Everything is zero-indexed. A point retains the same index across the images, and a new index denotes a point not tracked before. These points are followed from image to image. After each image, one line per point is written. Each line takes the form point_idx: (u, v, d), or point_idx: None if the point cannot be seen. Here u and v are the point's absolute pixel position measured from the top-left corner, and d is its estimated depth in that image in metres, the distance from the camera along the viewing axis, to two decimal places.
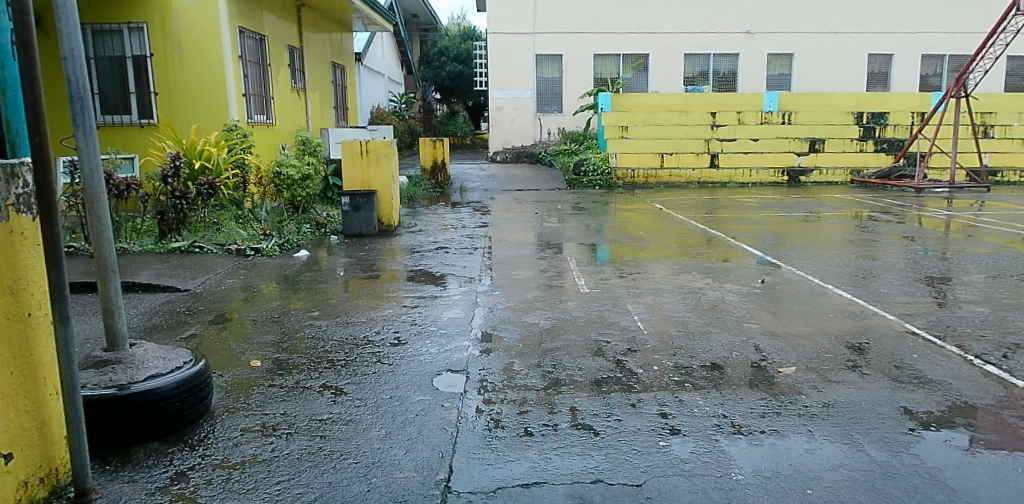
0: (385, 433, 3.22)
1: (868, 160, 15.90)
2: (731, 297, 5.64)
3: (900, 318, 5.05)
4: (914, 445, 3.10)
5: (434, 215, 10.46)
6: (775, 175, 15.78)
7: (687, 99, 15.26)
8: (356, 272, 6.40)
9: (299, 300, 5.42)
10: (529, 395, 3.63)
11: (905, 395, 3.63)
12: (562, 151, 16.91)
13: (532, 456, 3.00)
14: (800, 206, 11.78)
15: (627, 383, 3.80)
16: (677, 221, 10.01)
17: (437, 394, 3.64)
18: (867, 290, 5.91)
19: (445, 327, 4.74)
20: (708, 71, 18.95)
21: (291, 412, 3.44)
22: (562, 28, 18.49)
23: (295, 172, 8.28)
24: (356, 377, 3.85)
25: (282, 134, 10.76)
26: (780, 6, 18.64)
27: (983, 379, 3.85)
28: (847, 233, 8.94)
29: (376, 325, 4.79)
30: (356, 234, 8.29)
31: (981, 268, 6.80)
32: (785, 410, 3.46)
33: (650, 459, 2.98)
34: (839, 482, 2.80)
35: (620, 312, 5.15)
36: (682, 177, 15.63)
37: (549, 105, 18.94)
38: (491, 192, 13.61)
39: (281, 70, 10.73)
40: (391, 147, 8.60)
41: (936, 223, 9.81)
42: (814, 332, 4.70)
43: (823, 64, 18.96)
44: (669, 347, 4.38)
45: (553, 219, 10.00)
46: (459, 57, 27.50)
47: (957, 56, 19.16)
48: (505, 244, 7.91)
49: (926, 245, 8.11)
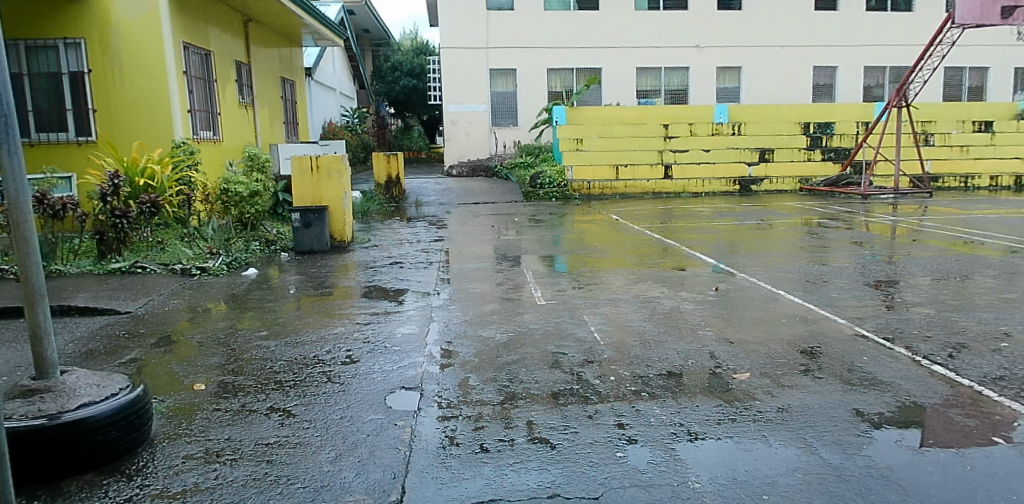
0: (335, 455, 3.11)
1: (816, 170, 16.24)
2: (686, 305, 5.68)
3: (850, 322, 5.15)
4: (866, 446, 3.13)
5: (389, 230, 10.30)
6: (727, 185, 16.03)
7: (640, 112, 15.83)
8: (307, 289, 6.25)
9: (248, 320, 5.26)
10: (485, 410, 3.56)
11: (856, 397, 3.68)
12: (518, 164, 16.98)
13: (486, 473, 2.93)
14: (752, 215, 11.99)
15: (584, 394, 3.77)
16: (633, 231, 10.10)
17: (390, 413, 3.54)
18: (818, 295, 6.02)
19: (399, 344, 4.64)
20: (660, 85, 19.27)
21: (235, 436, 3.30)
22: (515, 43, 18.59)
23: (243, 189, 8.05)
24: (304, 398, 3.73)
25: (230, 150, 10.51)
26: (730, 21, 19.11)
27: (930, 379, 3.93)
28: (798, 240, 9.12)
29: (327, 343, 4.66)
30: (307, 251, 8.12)
31: (926, 271, 6.99)
32: (740, 416, 3.47)
33: (607, 471, 2.94)
34: (794, 486, 2.80)
35: (577, 324, 5.13)
36: (637, 188, 15.70)
37: (504, 119, 19.00)
38: (447, 206, 13.55)
39: (228, 85, 10.52)
40: (342, 162, 8.44)
41: (883, 228, 10.08)
42: (767, 338, 4.74)
43: (770, 78, 19.46)
44: (626, 357, 4.36)
45: (510, 232, 9.94)
46: (413, 72, 27.66)
47: (898, 68, 19.84)
48: (461, 258, 7.84)
49: (874, 249, 8.32)
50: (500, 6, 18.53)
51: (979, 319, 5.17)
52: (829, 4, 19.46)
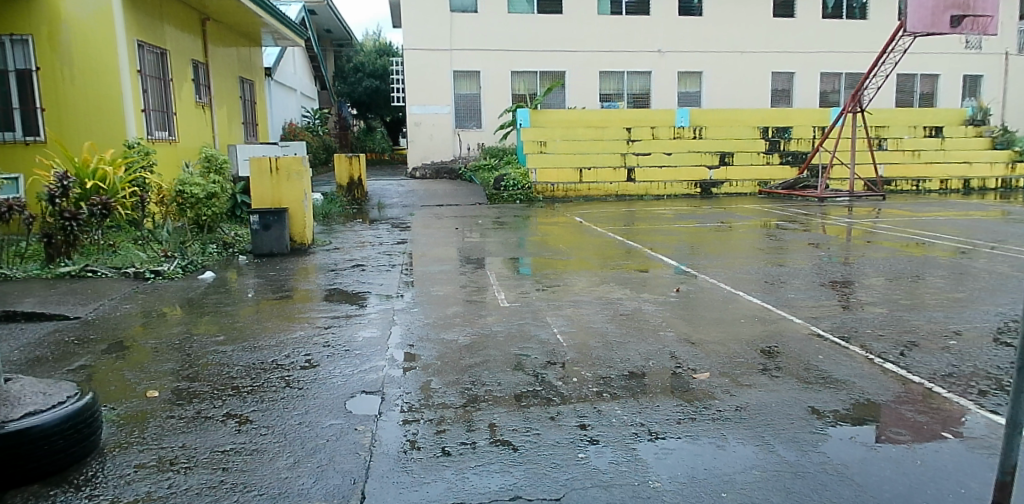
0: (293, 461, 3.05)
1: (774, 173, 16.52)
2: (647, 306, 5.74)
3: (807, 321, 5.26)
4: (822, 443, 3.19)
5: (351, 232, 10.18)
6: (688, 188, 16.01)
7: (604, 116, 16.55)
8: (266, 293, 6.14)
9: (205, 324, 5.15)
10: (447, 413, 3.54)
11: (812, 395, 3.75)
12: (482, 166, 16.99)
13: (448, 477, 2.91)
14: (712, 217, 12.17)
15: (546, 396, 3.77)
16: (597, 233, 10.17)
17: (350, 417, 3.50)
18: (775, 295, 6.13)
19: (360, 348, 4.59)
20: (623, 89, 19.47)
21: (191, 444, 3.22)
22: (479, 46, 18.57)
23: (200, 190, 7.86)
24: (262, 403, 3.66)
25: (186, 151, 10.27)
26: (690, 26, 19.40)
27: (883, 377, 4.04)
28: (757, 241, 9.30)
29: (286, 347, 4.58)
30: (266, 254, 7.98)
31: (879, 271, 7.19)
32: (700, 415, 3.51)
33: (569, 472, 2.94)
34: (752, 484, 2.84)
35: (540, 326, 5.13)
36: (600, 190, 15.64)
37: (467, 121, 18.97)
38: (410, 208, 13.46)
39: (185, 84, 10.30)
40: (302, 164, 8.32)
41: (838, 230, 10.35)
42: (726, 338, 4.81)
43: (729, 82, 19.80)
44: (588, 359, 4.38)
45: (474, 234, 9.92)
46: (375, 73, 27.49)
47: (853, 74, 20.36)
48: (425, 260, 7.79)
49: (830, 251, 8.53)
50: (464, 9, 18.50)
51: (929, 318, 5.33)
52: (787, 12, 19.89)
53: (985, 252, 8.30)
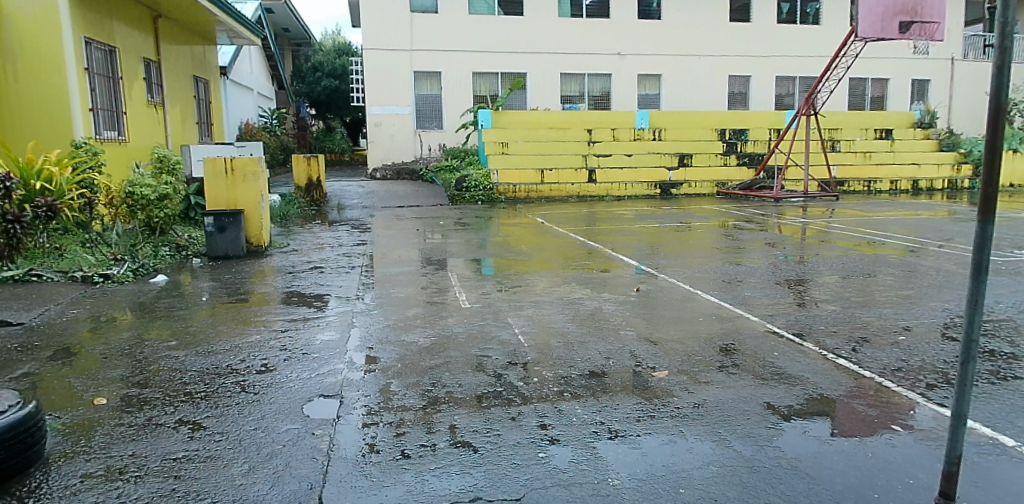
0: (248, 468, 2.99)
1: (731, 174, 16.69)
2: (608, 306, 5.78)
3: (762, 319, 5.36)
4: (777, 438, 3.25)
5: (309, 234, 10.03)
6: (648, 189, 16.05)
7: (565, 117, 16.89)
8: (221, 296, 6.00)
9: (156, 329, 5.01)
10: (407, 415, 3.51)
11: (767, 391, 3.83)
12: (443, 167, 16.90)
13: (407, 480, 2.88)
14: (672, 217, 12.34)
15: (507, 396, 3.77)
16: (558, 234, 10.22)
17: (308, 422, 3.44)
18: (733, 294, 6.24)
19: (318, 351, 4.51)
20: (584, 91, 19.61)
21: (140, 452, 3.13)
22: (440, 46, 18.50)
23: (151, 191, 7.64)
24: (217, 409, 3.58)
25: (137, 152, 10.00)
26: (650, 29, 19.63)
27: (836, 372, 4.13)
28: (715, 241, 9.46)
29: (241, 351, 4.48)
30: (221, 256, 7.81)
31: (832, 269, 7.39)
32: (659, 412, 3.54)
33: (530, 472, 2.94)
34: (709, 479, 2.88)
35: (501, 326, 5.13)
36: (561, 191, 15.59)
37: (428, 122, 18.87)
38: (370, 209, 13.32)
39: (136, 83, 10.02)
40: (258, 164, 8.18)
41: (793, 230, 10.58)
42: (685, 336, 4.88)
43: (688, 86, 20.11)
44: (549, 358, 4.39)
45: (435, 235, 9.87)
46: (334, 73, 27.19)
47: (807, 78, 20.86)
48: (385, 262, 7.72)
49: (785, 250, 8.72)
50: (424, 9, 18.42)
51: (880, 314, 5.49)
52: (743, 16, 20.28)
53: (932, 250, 8.57)
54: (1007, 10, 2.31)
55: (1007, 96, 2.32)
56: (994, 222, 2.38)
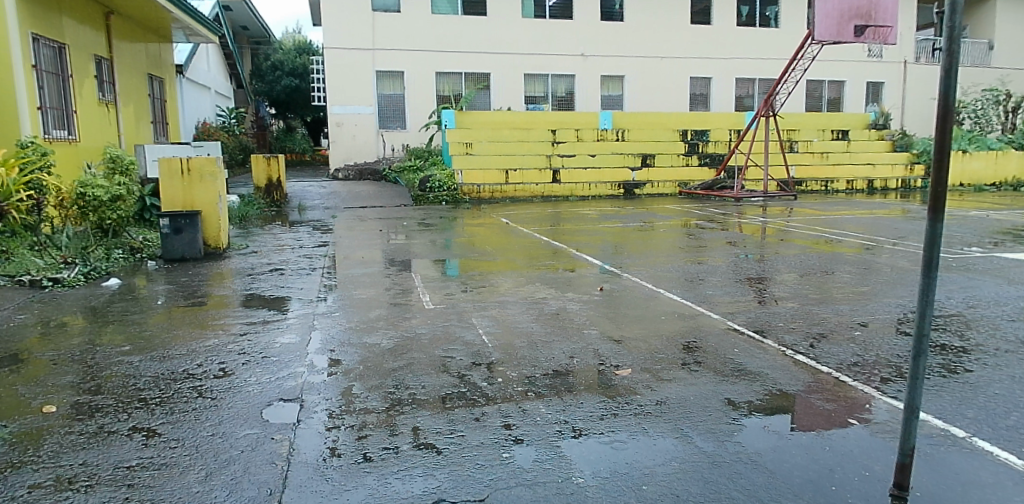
0: (205, 474, 2.92)
1: (692, 174, 16.90)
2: (572, 305, 5.80)
3: (723, 317, 5.44)
4: (738, 433, 3.30)
5: (269, 235, 9.86)
6: (612, 189, 16.08)
7: (529, 118, 17.08)
8: (178, 299, 5.86)
9: (109, 334, 4.86)
10: (369, 418, 3.47)
11: (728, 387, 3.88)
12: (406, 168, 16.77)
13: (370, 483, 2.84)
14: (635, 217, 12.46)
15: (471, 397, 3.75)
16: (522, 234, 10.24)
17: (267, 426, 3.37)
18: (695, 292, 6.32)
19: (277, 354, 4.43)
20: (548, 92, 19.70)
21: (92, 461, 3.03)
22: (403, 46, 18.37)
23: (104, 193, 7.40)
24: (173, 415, 3.49)
25: (88, 151, 9.69)
26: (613, 31, 19.79)
27: (794, 368, 4.21)
28: (677, 241, 9.56)
29: (198, 356, 4.38)
30: (178, 258, 7.64)
31: (790, 267, 7.53)
32: (622, 410, 3.56)
33: (494, 472, 2.93)
34: (671, 475, 2.90)
35: (465, 327, 5.11)
36: (526, 191, 15.59)
37: (391, 122, 18.72)
38: (333, 210, 13.15)
39: (86, 81, 9.74)
40: (216, 165, 8.01)
41: (753, 229, 10.76)
42: (648, 334, 4.92)
43: (651, 87, 20.32)
44: (514, 358, 4.39)
45: (399, 236, 9.80)
46: (295, 72, 26.79)
47: (766, 80, 21.25)
48: (348, 263, 7.63)
49: (746, 249, 8.86)
50: (386, 9, 18.25)
51: (836, 311, 5.61)
52: (703, 19, 20.59)
53: (887, 248, 8.79)
54: (955, 14, 2.37)
55: (955, 98, 2.38)
56: (944, 221, 2.44)
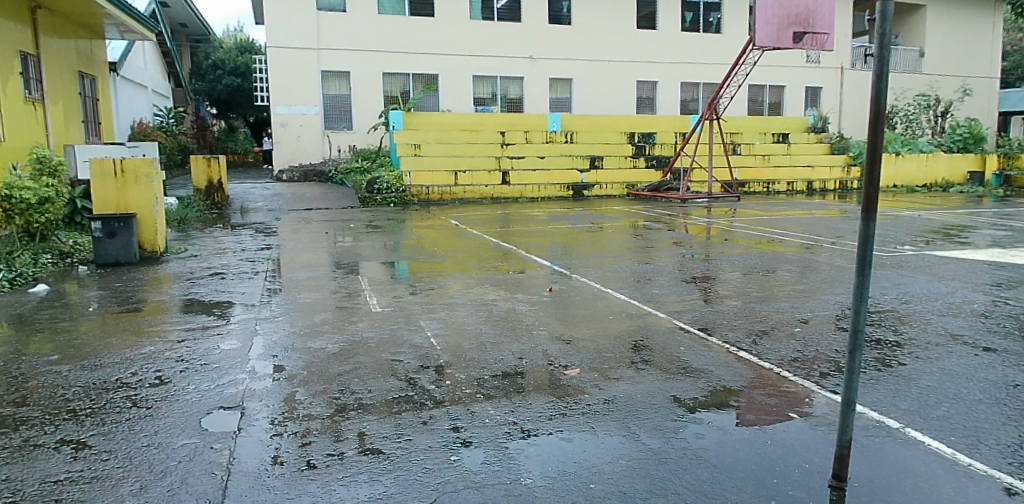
0: (139, 487, 2.80)
1: (640, 176, 17.24)
2: (521, 306, 5.80)
3: (670, 315, 5.52)
4: (682, 429, 3.35)
5: (210, 239, 9.57)
6: (561, 190, 16.28)
7: (478, 120, 17.00)
8: (111, 306, 5.62)
9: (36, 343, 4.63)
10: (314, 424, 3.39)
11: (674, 385, 3.93)
12: (353, 169, 16.53)
13: (313, 491, 2.77)
14: (584, 218, 12.59)
15: (419, 400, 3.70)
16: (472, 235, 10.23)
17: (206, 436, 3.26)
18: (642, 292, 6.40)
19: (217, 361, 4.29)
20: (497, 93, 19.73)
21: (15, 476, 2.87)
22: (349, 45, 18.11)
23: (31, 195, 7.06)
24: (105, 427, 3.33)
25: (12, 151, 9.22)
26: (560, 34, 19.96)
27: (737, 364, 4.31)
28: (625, 241, 9.69)
29: (132, 364, 4.20)
30: (111, 263, 7.35)
31: (734, 266, 7.72)
32: (571, 410, 3.57)
33: (441, 476, 2.89)
34: (618, 473, 2.92)
35: (413, 329, 5.06)
36: (476, 193, 15.63)
37: (337, 123, 18.43)
38: (276, 212, 12.86)
39: (11, 78, 9.28)
40: (152, 166, 7.73)
41: (699, 229, 11.00)
42: (596, 334, 4.96)
43: (598, 90, 20.53)
44: (462, 361, 4.36)
45: (346, 238, 9.66)
46: (236, 71, 26.16)
47: (710, 84, 21.74)
48: (293, 266, 7.47)
49: (691, 248, 9.04)
50: (331, 8, 17.95)
51: (777, 308, 5.77)
52: (649, 24, 20.97)
53: (826, 247, 9.10)
54: (885, 22, 2.44)
55: (886, 102, 2.46)
56: (876, 220, 2.53)
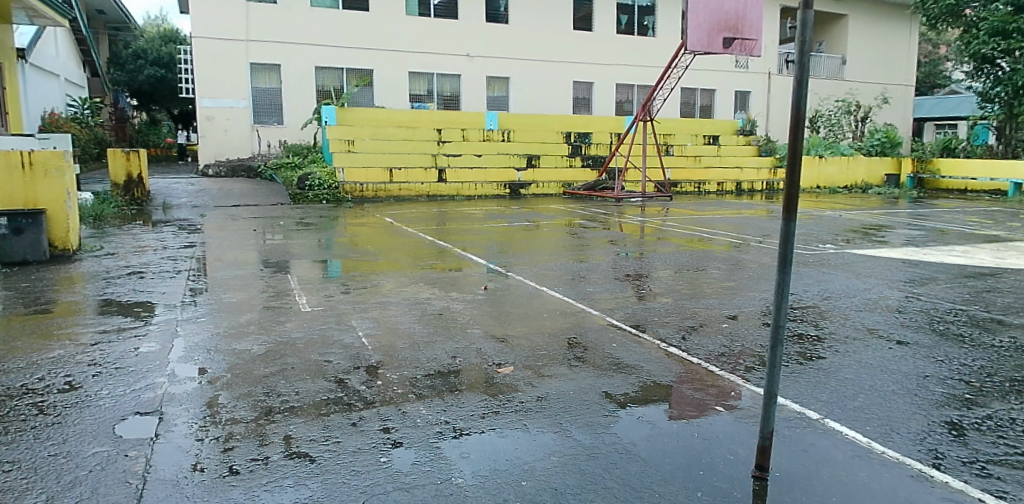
0: (44, 499, 2.63)
1: (576, 175, 17.65)
2: (455, 305, 5.75)
3: (603, 313, 5.58)
4: (613, 425, 3.38)
5: (128, 236, 9.13)
6: (498, 189, 16.72)
7: (414, 117, 16.36)
8: (17, 307, 5.28)
9: None
10: (236, 429, 3.26)
11: (606, 381, 3.98)
12: (284, 165, 16.10)
13: (235, 497, 2.67)
14: (520, 216, 12.60)
15: (348, 401, 3.62)
16: (407, 234, 10.05)
17: (120, 443, 3.09)
18: (576, 290, 6.45)
19: (134, 365, 4.09)
20: (433, 90, 19.55)
21: None
22: (280, 38, 17.62)
23: None
24: (6, 436, 3.12)
25: None
26: (497, 33, 19.96)
27: (666, 359, 4.40)
28: (561, 240, 9.73)
29: (39, 369, 3.95)
30: (17, 261, 6.92)
31: (666, 264, 7.87)
32: (503, 408, 3.56)
33: (370, 478, 2.83)
34: (549, 470, 2.92)
35: (343, 329, 4.94)
36: (411, 190, 15.80)
37: (267, 117, 17.91)
38: (201, 209, 12.39)
39: None
40: (64, 158, 7.32)
41: (633, 228, 11.21)
42: (531, 331, 4.97)
43: (535, 90, 20.64)
44: (395, 360, 4.29)
45: (276, 235, 9.39)
46: (159, 62, 25.08)
47: (644, 86, 22.15)
48: (218, 265, 7.19)
49: (625, 247, 9.17)
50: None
51: (706, 305, 5.91)
52: (585, 25, 21.19)
53: (753, 246, 9.39)
54: (806, 29, 2.53)
55: (805, 106, 2.53)
56: (796, 220, 2.60)
